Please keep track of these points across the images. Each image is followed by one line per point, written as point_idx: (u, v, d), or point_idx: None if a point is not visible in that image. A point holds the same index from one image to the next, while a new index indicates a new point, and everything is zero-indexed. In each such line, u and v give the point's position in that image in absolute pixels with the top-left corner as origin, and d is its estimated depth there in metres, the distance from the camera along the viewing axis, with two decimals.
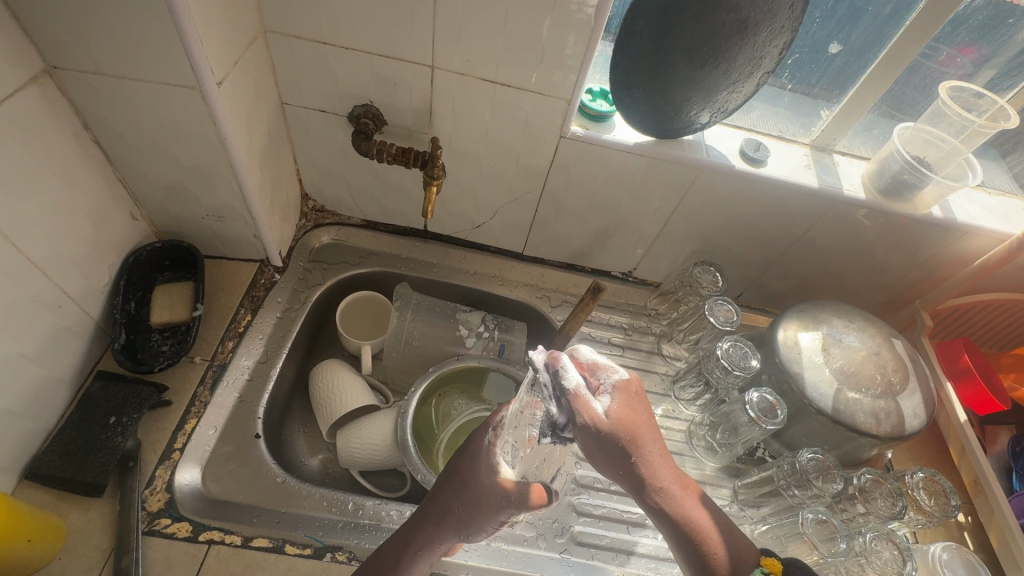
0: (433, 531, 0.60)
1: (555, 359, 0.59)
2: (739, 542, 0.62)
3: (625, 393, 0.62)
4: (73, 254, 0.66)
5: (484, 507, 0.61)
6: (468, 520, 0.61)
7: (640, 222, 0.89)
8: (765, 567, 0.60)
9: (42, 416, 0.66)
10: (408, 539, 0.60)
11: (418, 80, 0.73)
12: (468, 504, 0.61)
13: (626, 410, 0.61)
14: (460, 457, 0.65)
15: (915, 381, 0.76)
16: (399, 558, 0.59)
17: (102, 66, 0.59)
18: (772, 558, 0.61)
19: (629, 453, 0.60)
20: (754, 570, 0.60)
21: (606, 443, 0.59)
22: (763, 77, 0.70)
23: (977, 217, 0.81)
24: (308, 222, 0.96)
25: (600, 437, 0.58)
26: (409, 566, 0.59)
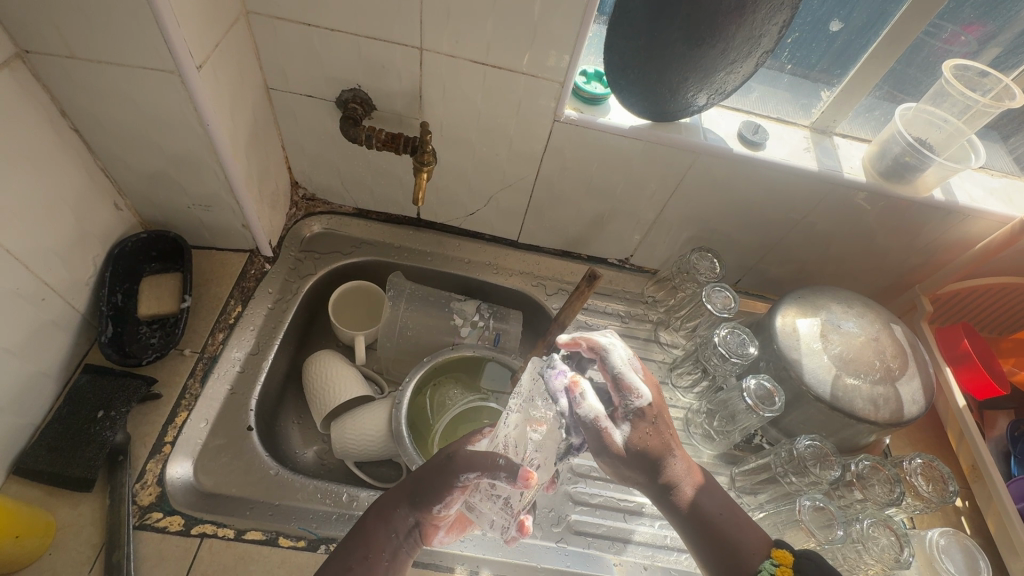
0: (392, 500, 0.61)
1: (576, 384, 0.63)
2: (745, 537, 0.62)
3: (647, 416, 0.64)
4: (56, 246, 0.65)
5: (435, 471, 0.60)
6: (421, 483, 0.60)
7: (636, 208, 0.87)
8: (775, 558, 0.59)
9: (28, 411, 0.65)
10: (373, 508, 0.61)
11: (406, 63, 0.70)
12: (424, 470, 0.61)
13: (643, 432, 0.64)
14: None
15: (914, 367, 0.76)
16: (364, 527, 0.59)
17: (76, 50, 0.57)
18: (784, 550, 0.60)
19: (643, 469, 0.64)
20: (765, 561, 0.60)
21: (623, 462, 0.64)
22: (761, 57, 0.68)
23: (979, 199, 0.80)
24: (299, 211, 0.94)
25: (618, 457, 0.64)
26: (371, 533, 0.58)
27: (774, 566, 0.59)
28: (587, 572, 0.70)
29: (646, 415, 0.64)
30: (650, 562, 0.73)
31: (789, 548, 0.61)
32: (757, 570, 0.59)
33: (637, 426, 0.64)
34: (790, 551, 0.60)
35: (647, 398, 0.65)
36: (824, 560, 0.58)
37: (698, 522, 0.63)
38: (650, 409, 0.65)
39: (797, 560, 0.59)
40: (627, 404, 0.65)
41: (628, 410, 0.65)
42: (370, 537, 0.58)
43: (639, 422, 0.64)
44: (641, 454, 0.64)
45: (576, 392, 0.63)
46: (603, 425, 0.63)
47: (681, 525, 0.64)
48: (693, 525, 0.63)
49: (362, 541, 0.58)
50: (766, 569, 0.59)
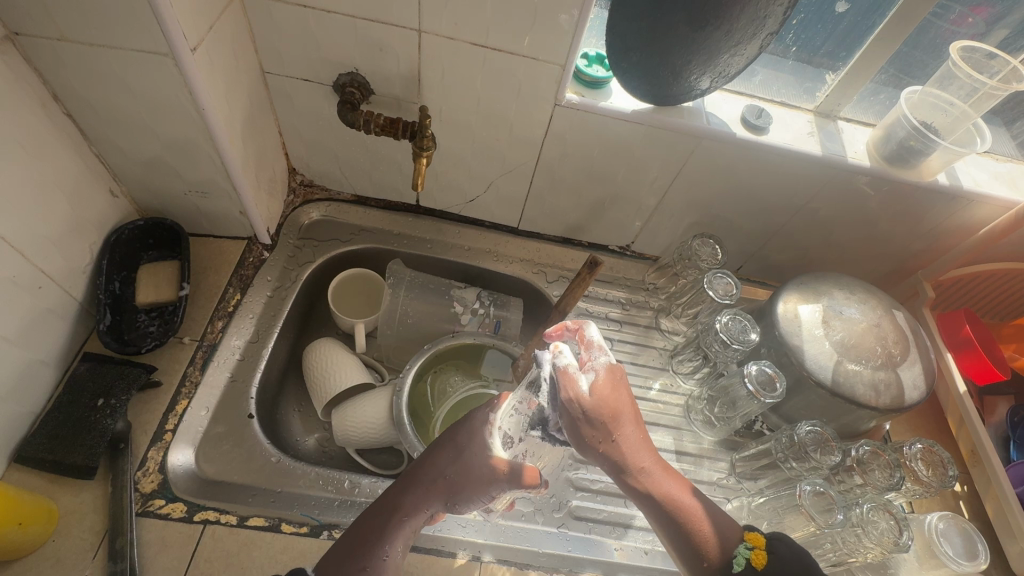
0: (422, 500, 0.60)
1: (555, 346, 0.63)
2: (721, 523, 0.62)
3: (613, 375, 0.63)
4: (51, 233, 0.64)
5: (476, 479, 0.61)
6: (458, 489, 0.61)
7: (637, 194, 0.87)
8: (750, 540, 0.60)
9: (27, 399, 0.64)
10: (396, 504, 0.60)
11: (404, 45, 0.69)
12: (461, 475, 0.62)
13: (607, 389, 0.62)
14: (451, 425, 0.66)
15: (916, 352, 0.75)
16: (384, 522, 0.59)
17: (67, 32, 0.56)
18: (755, 533, 0.61)
19: (605, 430, 0.61)
20: (739, 545, 0.60)
21: (586, 418, 0.60)
22: (766, 39, 0.67)
23: (983, 184, 0.79)
24: (297, 198, 0.93)
25: (580, 413, 0.60)
26: (396, 531, 0.58)
27: (749, 550, 0.60)
28: (589, 556, 0.71)
29: (610, 372, 0.63)
30: (651, 547, 0.73)
31: (759, 530, 0.62)
32: (733, 555, 0.60)
33: (602, 383, 0.62)
34: (761, 534, 0.62)
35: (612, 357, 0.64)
36: (788, 539, 0.61)
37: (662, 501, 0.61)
38: (615, 370, 0.63)
39: (768, 542, 0.60)
40: (590, 362, 0.64)
41: (591, 366, 0.63)
42: (394, 534, 0.58)
43: (602, 379, 0.62)
44: (602, 423, 0.60)
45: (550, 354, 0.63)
46: (569, 372, 0.61)
47: (646, 503, 0.62)
48: (658, 506, 0.61)
49: (383, 536, 0.58)
50: (741, 553, 0.59)
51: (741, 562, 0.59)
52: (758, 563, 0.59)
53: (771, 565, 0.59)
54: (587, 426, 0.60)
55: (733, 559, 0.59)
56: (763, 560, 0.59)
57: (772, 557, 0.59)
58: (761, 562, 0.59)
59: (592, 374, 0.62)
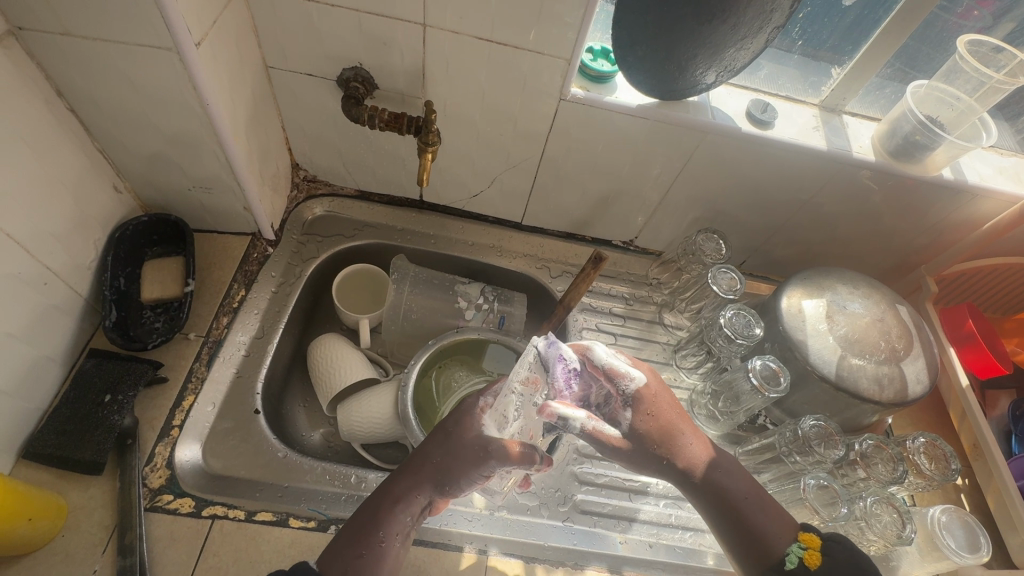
0: (413, 485, 0.60)
1: (548, 412, 0.60)
2: (757, 514, 0.63)
3: (646, 399, 0.65)
4: (56, 229, 0.64)
5: (463, 459, 0.60)
6: (445, 471, 0.60)
7: (642, 189, 0.86)
8: (803, 541, 0.61)
9: (34, 395, 0.65)
10: (386, 491, 0.60)
11: (409, 39, 0.69)
12: (448, 457, 0.60)
13: (643, 415, 0.64)
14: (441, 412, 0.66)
15: (920, 347, 0.76)
16: (377, 509, 0.59)
17: (70, 26, 0.55)
18: (810, 533, 0.62)
19: (655, 454, 0.64)
20: (793, 544, 0.61)
21: (635, 452, 0.63)
22: (773, 33, 0.66)
23: (987, 178, 0.79)
24: (300, 193, 0.93)
25: (630, 454, 0.63)
26: (387, 517, 0.58)
27: (802, 550, 0.60)
28: (593, 550, 0.71)
29: (643, 396, 0.65)
30: (655, 540, 0.74)
31: (814, 530, 0.63)
32: (785, 554, 0.60)
33: (640, 412, 0.64)
34: (815, 534, 0.62)
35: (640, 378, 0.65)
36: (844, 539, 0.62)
37: (723, 508, 0.63)
38: (645, 391, 0.65)
39: (823, 544, 0.61)
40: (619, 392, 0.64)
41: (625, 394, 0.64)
42: (386, 521, 0.58)
43: (643, 402, 0.64)
44: (654, 441, 0.64)
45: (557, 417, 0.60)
46: (594, 426, 0.62)
47: (708, 508, 0.64)
48: (718, 511, 0.64)
49: (378, 524, 0.58)
50: (794, 552, 0.60)
51: (794, 561, 0.60)
52: (811, 563, 0.59)
53: (824, 566, 0.59)
54: (639, 448, 0.63)
55: (785, 559, 0.60)
56: (816, 561, 0.59)
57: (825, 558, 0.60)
58: (815, 563, 0.59)
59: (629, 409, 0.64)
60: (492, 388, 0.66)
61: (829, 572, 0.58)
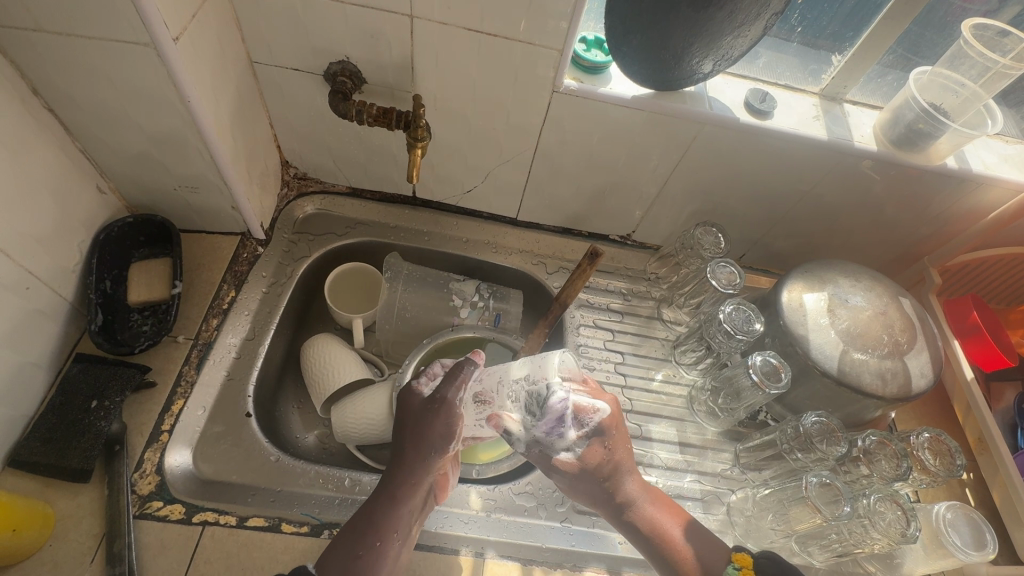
0: (401, 471, 0.63)
1: (497, 422, 0.66)
2: (708, 550, 0.65)
3: (604, 432, 0.67)
4: (36, 232, 0.62)
5: (422, 415, 0.65)
6: (420, 437, 0.64)
7: (639, 181, 0.85)
8: (737, 561, 0.63)
9: (19, 402, 0.63)
10: (380, 491, 0.62)
11: (397, 31, 0.67)
12: (415, 424, 0.65)
13: (592, 449, 0.67)
14: (403, 390, 0.69)
15: (923, 341, 0.74)
16: (371, 512, 0.60)
17: (42, 22, 0.53)
18: (743, 553, 0.64)
19: (590, 483, 0.67)
20: (727, 566, 0.63)
21: (575, 477, 0.67)
22: (771, 18, 0.64)
23: (992, 167, 0.77)
24: (291, 191, 0.91)
25: (569, 476, 0.67)
26: (383, 513, 0.60)
27: (737, 570, 0.62)
28: (593, 551, 0.70)
29: (601, 439, 0.67)
30: None
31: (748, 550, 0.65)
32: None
33: (592, 445, 0.67)
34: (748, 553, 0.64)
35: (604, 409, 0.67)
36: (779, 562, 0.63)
37: (651, 540, 0.65)
38: (606, 425, 0.67)
39: (754, 559, 0.63)
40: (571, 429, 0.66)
41: (585, 432, 0.67)
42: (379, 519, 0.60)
43: (597, 441, 0.67)
44: (596, 475, 0.67)
45: (503, 426, 0.66)
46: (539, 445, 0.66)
47: (646, 547, 0.66)
48: (647, 544, 0.65)
49: (372, 523, 0.59)
50: (730, 574, 0.62)
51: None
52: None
53: None
54: (582, 476, 0.67)
55: None
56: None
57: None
58: None
59: (584, 441, 0.67)
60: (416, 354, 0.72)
61: None
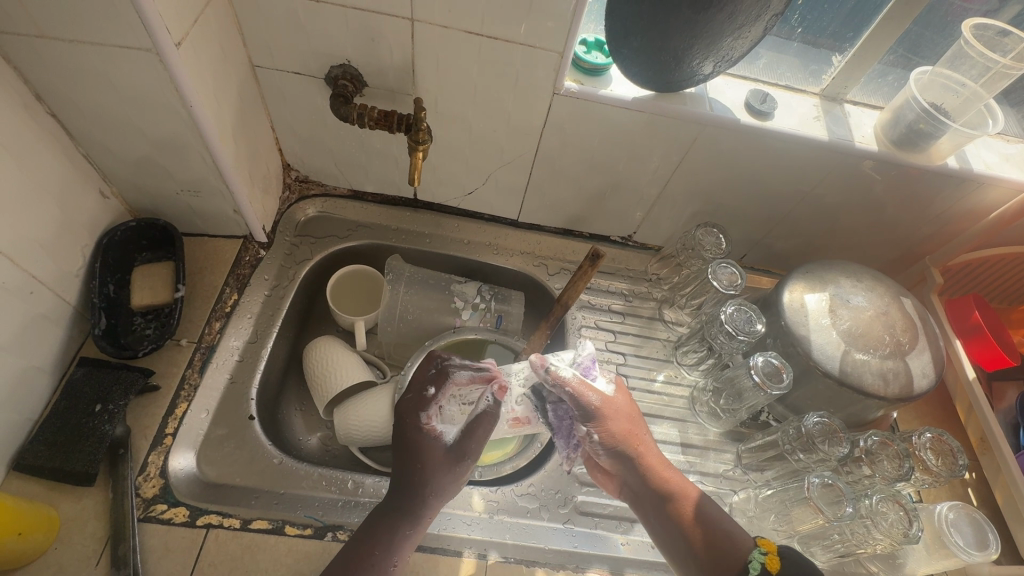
0: (409, 510, 0.61)
1: (543, 360, 0.67)
2: (731, 533, 0.63)
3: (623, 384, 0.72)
4: (40, 237, 0.63)
5: (440, 461, 0.63)
6: (435, 481, 0.62)
7: (640, 183, 0.85)
8: (763, 545, 0.61)
9: (23, 406, 0.64)
10: (389, 526, 0.60)
11: (397, 35, 0.67)
12: (431, 468, 0.62)
13: (618, 396, 0.70)
14: (417, 436, 0.63)
15: (925, 341, 0.74)
16: (383, 548, 0.59)
17: (45, 28, 0.53)
18: (768, 539, 0.62)
19: (620, 434, 0.67)
20: (753, 551, 0.61)
21: (609, 424, 0.67)
22: (771, 19, 0.64)
23: (993, 166, 0.77)
24: (292, 194, 0.91)
25: (603, 423, 0.67)
26: (393, 550, 0.59)
27: (763, 555, 0.60)
28: (595, 552, 0.70)
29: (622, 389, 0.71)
30: None
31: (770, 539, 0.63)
32: (748, 561, 0.60)
33: (616, 394, 0.70)
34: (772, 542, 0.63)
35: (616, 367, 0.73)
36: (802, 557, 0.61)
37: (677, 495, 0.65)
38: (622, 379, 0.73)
39: (780, 548, 0.61)
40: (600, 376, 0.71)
41: (609, 378, 0.71)
42: (388, 556, 0.59)
43: (620, 390, 0.71)
44: (624, 422, 0.68)
45: (548, 367, 0.67)
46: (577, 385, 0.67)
47: (674, 509, 0.65)
48: (672, 501, 0.65)
49: (384, 559, 0.59)
50: (756, 559, 0.60)
51: (756, 568, 0.59)
52: (773, 568, 0.59)
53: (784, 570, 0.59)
54: (613, 422, 0.67)
55: (747, 567, 0.60)
56: (777, 565, 0.59)
57: (785, 561, 0.60)
58: (775, 568, 0.59)
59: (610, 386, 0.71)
60: (432, 396, 0.65)
61: None
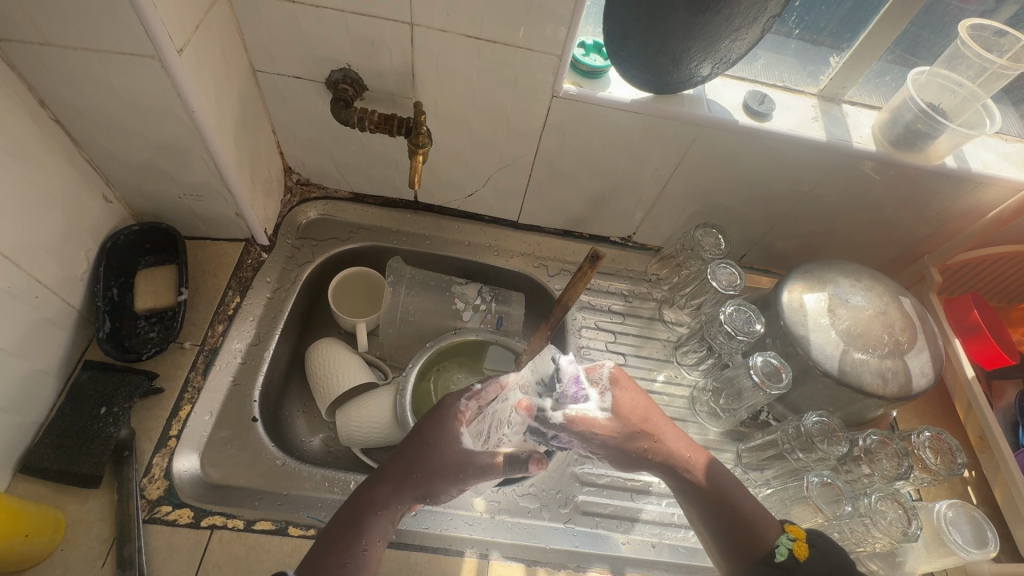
0: (393, 496, 0.60)
1: (525, 407, 0.61)
2: (760, 521, 0.63)
3: (622, 383, 0.65)
4: (44, 242, 0.63)
5: (443, 469, 0.60)
6: (430, 485, 0.60)
7: (639, 184, 0.85)
8: (791, 532, 0.63)
9: (29, 409, 0.64)
10: (370, 501, 0.59)
11: (397, 39, 0.67)
12: (431, 471, 0.60)
13: (621, 404, 0.64)
14: (435, 434, 0.61)
15: (924, 340, 0.75)
16: (356, 517, 0.58)
17: (49, 36, 0.54)
18: (795, 525, 0.64)
19: (633, 440, 0.64)
20: (781, 536, 0.62)
21: (621, 438, 0.63)
22: (769, 21, 0.64)
23: (991, 166, 0.77)
24: (294, 197, 0.92)
25: (613, 440, 0.63)
26: (367, 528, 0.58)
27: (791, 541, 0.62)
28: (596, 552, 0.71)
29: (625, 388, 0.65)
30: (658, 540, 0.73)
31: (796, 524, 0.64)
32: (775, 545, 0.62)
33: (618, 400, 0.64)
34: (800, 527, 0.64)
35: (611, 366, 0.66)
36: (827, 539, 0.63)
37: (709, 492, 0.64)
38: (618, 377, 0.66)
39: (808, 534, 0.63)
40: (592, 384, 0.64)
41: (602, 386, 0.65)
42: (359, 532, 0.58)
43: (621, 394, 0.65)
44: (637, 429, 0.64)
45: (535, 412, 0.61)
46: (576, 420, 0.61)
47: (707, 506, 0.64)
48: (705, 498, 0.64)
49: (355, 533, 0.57)
50: (783, 544, 0.61)
51: (784, 553, 0.61)
52: (801, 554, 0.61)
53: (812, 556, 0.60)
54: (624, 435, 0.63)
55: (775, 551, 0.61)
56: (805, 551, 0.61)
57: (812, 548, 0.61)
58: (803, 553, 0.60)
59: (608, 396, 0.64)
60: (476, 391, 0.64)
61: (816, 562, 0.60)
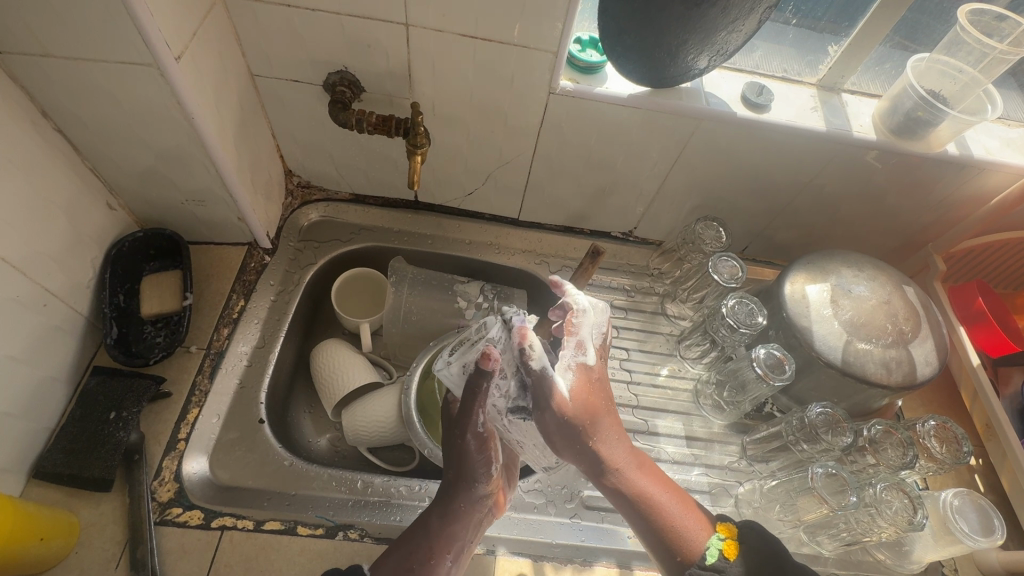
0: (450, 497, 0.62)
1: (524, 336, 0.56)
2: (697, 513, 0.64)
3: (592, 378, 0.62)
4: (51, 250, 0.64)
5: (453, 443, 0.62)
6: (459, 466, 0.62)
7: (639, 178, 0.85)
8: (721, 531, 0.63)
9: (41, 415, 0.65)
10: (430, 511, 0.62)
11: (393, 41, 0.68)
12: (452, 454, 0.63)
13: (580, 391, 0.61)
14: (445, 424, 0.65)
15: (927, 328, 0.74)
16: (424, 530, 0.61)
17: (49, 47, 0.55)
18: (728, 523, 0.63)
19: (579, 433, 0.61)
20: (712, 536, 0.62)
21: (568, 424, 0.59)
22: (765, 11, 0.64)
23: (994, 152, 0.77)
24: (295, 200, 0.93)
25: (563, 419, 0.59)
26: (433, 537, 0.60)
27: (721, 541, 0.62)
28: (602, 546, 0.71)
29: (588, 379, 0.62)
30: None
31: (731, 519, 0.65)
32: (707, 547, 0.61)
33: (582, 392, 0.61)
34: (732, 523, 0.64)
35: (591, 360, 0.62)
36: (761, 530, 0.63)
37: (640, 502, 0.63)
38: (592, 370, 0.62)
39: (739, 532, 0.63)
40: (567, 355, 0.62)
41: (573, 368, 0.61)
42: (430, 543, 0.60)
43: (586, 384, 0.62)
44: (590, 425, 0.62)
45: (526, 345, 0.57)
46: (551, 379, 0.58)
47: (636, 511, 0.63)
48: (635, 506, 0.63)
49: (424, 543, 0.60)
50: (714, 545, 0.61)
51: (715, 554, 0.61)
52: (729, 553, 0.61)
53: (741, 556, 0.61)
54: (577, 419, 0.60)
55: (707, 554, 0.61)
56: (734, 550, 0.61)
57: (743, 546, 0.62)
58: (732, 553, 0.61)
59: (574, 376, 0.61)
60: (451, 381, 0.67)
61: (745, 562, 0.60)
